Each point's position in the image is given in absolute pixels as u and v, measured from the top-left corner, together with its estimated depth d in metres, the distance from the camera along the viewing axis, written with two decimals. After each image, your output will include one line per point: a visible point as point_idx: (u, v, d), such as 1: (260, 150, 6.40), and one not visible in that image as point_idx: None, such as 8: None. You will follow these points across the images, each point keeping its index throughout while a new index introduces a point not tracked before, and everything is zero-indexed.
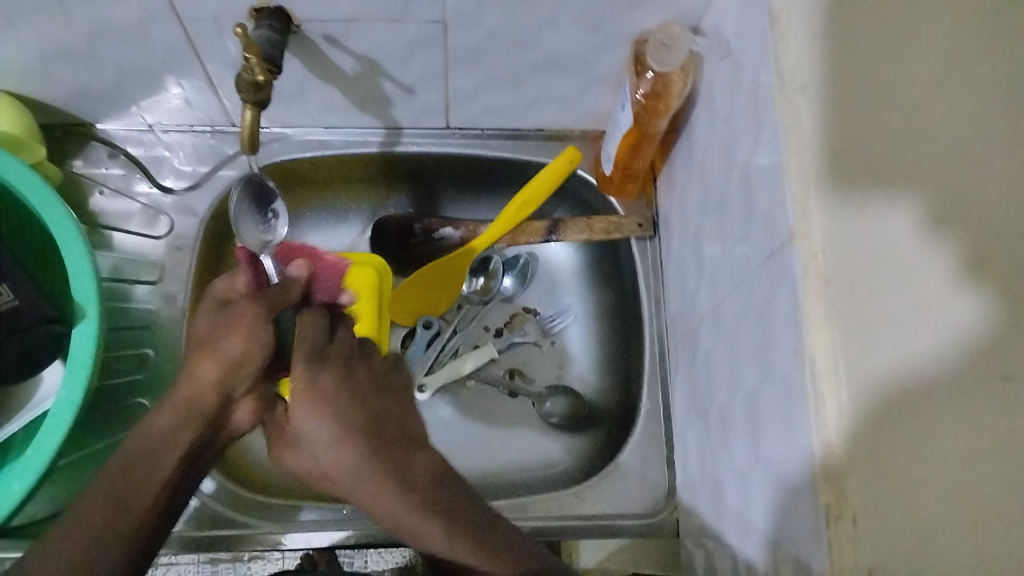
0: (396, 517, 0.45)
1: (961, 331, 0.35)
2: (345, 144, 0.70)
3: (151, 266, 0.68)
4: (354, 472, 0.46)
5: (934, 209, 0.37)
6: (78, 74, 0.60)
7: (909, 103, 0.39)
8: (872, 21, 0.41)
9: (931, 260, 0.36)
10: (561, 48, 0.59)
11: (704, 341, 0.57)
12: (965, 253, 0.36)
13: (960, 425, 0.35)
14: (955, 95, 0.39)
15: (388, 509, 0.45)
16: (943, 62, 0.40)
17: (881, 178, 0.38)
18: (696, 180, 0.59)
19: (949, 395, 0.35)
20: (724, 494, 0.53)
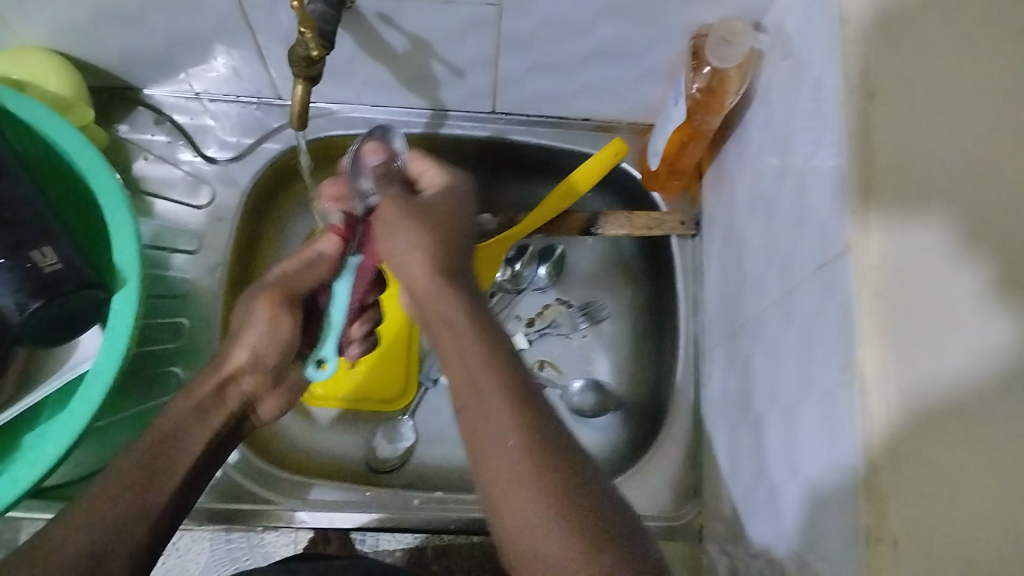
0: (494, 403, 0.42)
1: (1006, 349, 0.34)
2: (389, 124, 0.69)
3: (191, 235, 0.68)
4: (472, 347, 0.43)
5: (985, 226, 0.36)
6: (129, 38, 0.60)
7: (975, 118, 0.38)
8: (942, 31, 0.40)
9: (978, 275, 0.35)
10: (616, 38, 0.57)
11: (743, 346, 0.56)
12: (1012, 269, 0.35)
13: (1002, 446, 0.34)
14: (1020, 113, 0.38)
15: (492, 392, 0.42)
16: (1012, 79, 0.39)
17: (939, 194, 0.37)
18: (746, 181, 0.58)
19: (992, 417, 0.34)
20: (755, 504, 0.52)
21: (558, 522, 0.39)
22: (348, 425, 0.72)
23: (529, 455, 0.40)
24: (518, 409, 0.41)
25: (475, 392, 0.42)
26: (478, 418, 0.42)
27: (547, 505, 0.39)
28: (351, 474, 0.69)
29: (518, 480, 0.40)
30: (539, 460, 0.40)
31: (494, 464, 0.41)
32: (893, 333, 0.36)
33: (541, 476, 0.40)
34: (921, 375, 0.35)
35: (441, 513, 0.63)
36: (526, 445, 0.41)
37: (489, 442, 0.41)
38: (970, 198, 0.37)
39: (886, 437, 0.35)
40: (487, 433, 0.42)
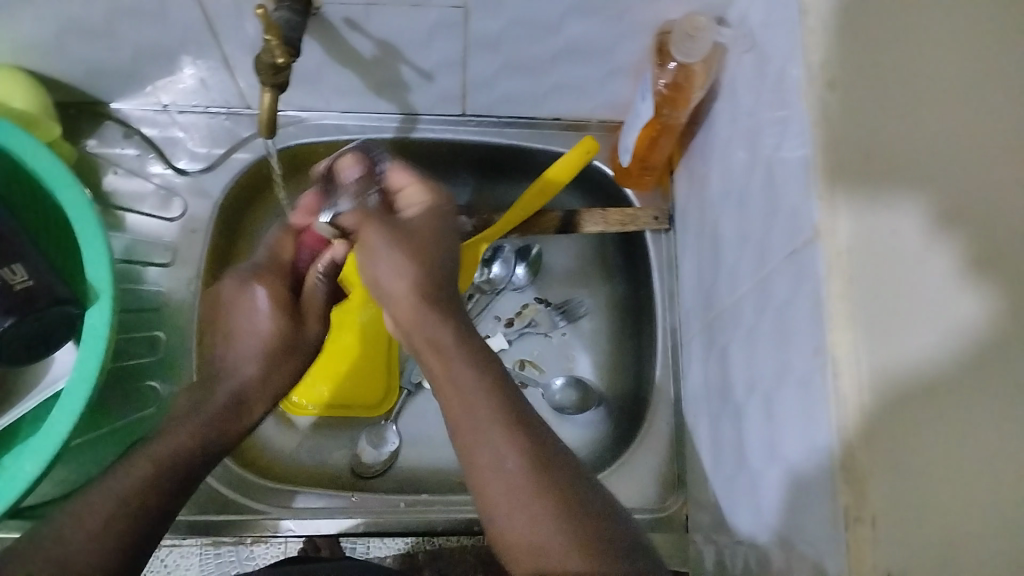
0: (489, 420, 0.45)
1: (969, 330, 0.35)
2: (360, 129, 0.69)
3: (164, 248, 0.67)
4: (465, 367, 0.48)
5: (943, 211, 0.37)
6: (94, 51, 0.59)
7: (927, 104, 0.39)
8: (892, 21, 0.41)
9: (940, 260, 0.36)
10: (582, 37, 0.58)
11: (720, 337, 0.57)
12: (970, 253, 0.36)
13: (971, 426, 0.35)
14: (969, 98, 0.39)
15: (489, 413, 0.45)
16: (962, 65, 0.40)
17: (897, 180, 0.38)
18: (715, 173, 0.58)
19: (958, 396, 0.35)
20: (736, 491, 0.53)
21: (559, 529, 0.41)
22: (331, 428, 0.72)
23: (528, 466, 0.43)
24: (513, 423, 0.45)
25: (471, 412, 0.46)
26: (474, 436, 0.45)
27: (551, 512, 0.41)
28: (337, 479, 0.69)
29: (520, 490, 0.42)
30: (538, 469, 0.43)
31: (493, 476, 0.43)
32: (864, 317, 0.37)
33: (542, 486, 0.42)
34: (893, 354, 0.36)
35: (427, 514, 0.63)
36: (523, 457, 0.44)
37: (486, 456, 0.44)
38: (929, 182, 0.38)
39: (862, 417, 0.36)
40: (484, 448, 0.44)
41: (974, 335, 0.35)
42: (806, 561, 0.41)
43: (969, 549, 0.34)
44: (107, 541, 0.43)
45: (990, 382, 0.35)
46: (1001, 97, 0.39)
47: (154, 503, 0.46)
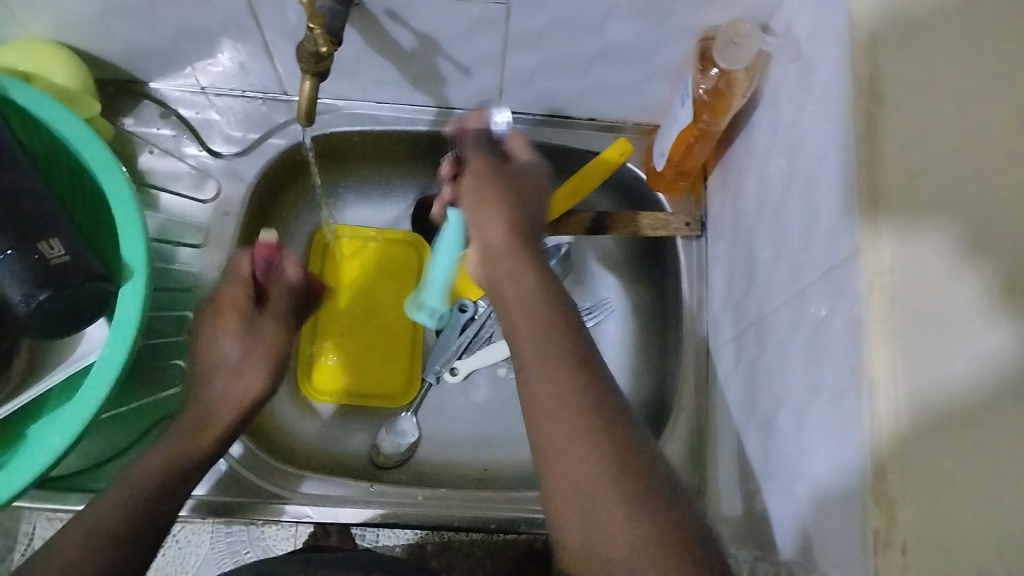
0: (572, 424, 0.39)
1: (998, 359, 0.33)
2: (395, 120, 0.69)
3: (196, 229, 0.68)
4: (544, 361, 0.41)
5: (975, 234, 0.35)
6: (136, 31, 0.60)
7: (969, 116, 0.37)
8: (942, 28, 0.39)
9: (964, 284, 0.35)
10: (624, 38, 0.57)
11: (748, 348, 0.57)
12: (1002, 278, 0.34)
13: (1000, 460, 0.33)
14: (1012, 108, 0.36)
15: (568, 391, 0.40)
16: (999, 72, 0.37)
17: (938, 201, 0.37)
18: (752, 182, 0.58)
19: (991, 427, 0.33)
20: (760, 503, 0.52)
21: (647, 552, 0.36)
22: (348, 415, 0.72)
23: (616, 477, 0.38)
24: (590, 409, 0.39)
25: (550, 411, 0.39)
26: (555, 439, 0.39)
27: (637, 530, 0.37)
28: (353, 468, 0.69)
29: (604, 505, 0.37)
30: (622, 482, 0.38)
31: (576, 477, 0.38)
32: (904, 336, 0.36)
33: (628, 503, 0.37)
34: (929, 378, 0.35)
35: (443, 508, 0.63)
36: (611, 468, 0.38)
37: (567, 462, 0.38)
38: (964, 204, 0.36)
39: (899, 445, 0.36)
40: (561, 453, 0.39)
41: (1001, 364, 0.33)
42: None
43: None
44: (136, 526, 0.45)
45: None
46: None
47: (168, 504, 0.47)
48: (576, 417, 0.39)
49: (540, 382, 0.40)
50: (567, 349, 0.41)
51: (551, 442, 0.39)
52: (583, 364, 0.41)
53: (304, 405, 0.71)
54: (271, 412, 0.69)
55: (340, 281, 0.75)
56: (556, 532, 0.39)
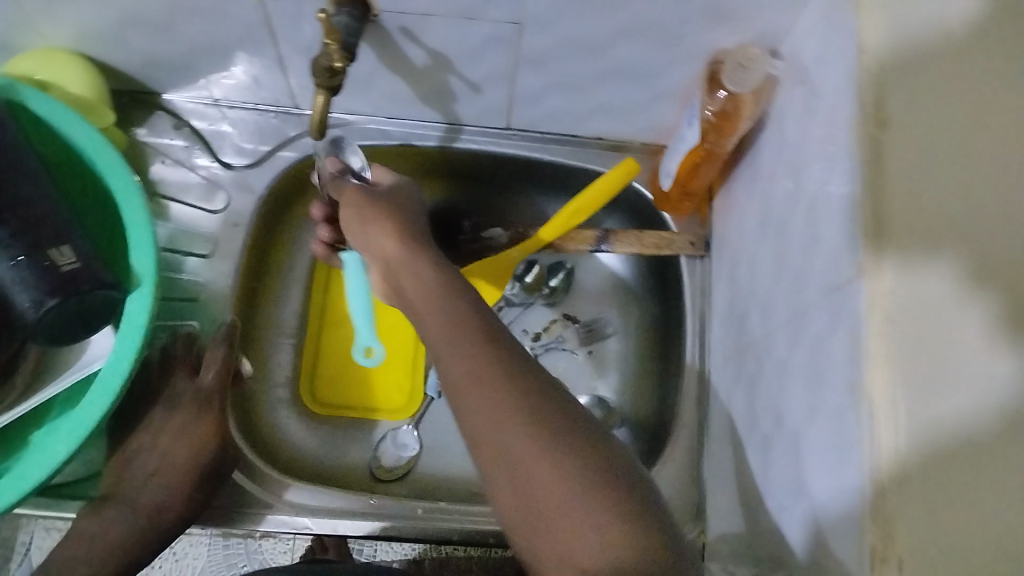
0: (493, 387, 0.41)
1: (993, 391, 0.34)
2: (404, 135, 0.70)
3: (204, 240, 0.68)
4: (454, 345, 0.44)
5: (975, 268, 0.36)
6: (152, 42, 0.61)
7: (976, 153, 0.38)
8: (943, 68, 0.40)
9: (966, 315, 0.35)
10: (633, 59, 0.58)
11: (750, 367, 0.57)
12: (1002, 311, 0.34)
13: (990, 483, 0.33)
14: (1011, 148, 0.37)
15: (502, 395, 0.41)
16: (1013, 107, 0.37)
17: (927, 238, 0.37)
18: (757, 203, 0.58)
19: (981, 454, 0.33)
20: (759, 523, 0.52)
21: (572, 492, 0.39)
22: (349, 426, 0.72)
23: (537, 429, 0.40)
24: (527, 408, 0.41)
25: (472, 382, 0.42)
26: (480, 409, 0.41)
27: (561, 473, 0.39)
28: (354, 481, 0.69)
29: (528, 456, 0.40)
30: (560, 459, 0.40)
31: (526, 480, 0.39)
32: (905, 356, 0.36)
33: (550, 448, 0.40)
34: (928, 398, 0.35)
35: (442, 522, 0.63)
36: (532, 420, 0.41)
37: (492, 426, 0.41)
38: (968, 239, 0.36)
39: (896, 469, 0.35)
40: (490, 420, 0.41)
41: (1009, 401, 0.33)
42: None
43: None
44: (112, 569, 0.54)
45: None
46: None
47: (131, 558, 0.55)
48: (511, 419, 0.41)
49: (475, 390, 0.42)
50: (488, 354, 0.43)
51: (495, 451, 0.40)
52: (513, 369, 0.42)
53: (306, 416, 0.72)
54: (273, 423, 0.70)
55: (347, 295, 0.76)
56: (491, 496, 0.41)
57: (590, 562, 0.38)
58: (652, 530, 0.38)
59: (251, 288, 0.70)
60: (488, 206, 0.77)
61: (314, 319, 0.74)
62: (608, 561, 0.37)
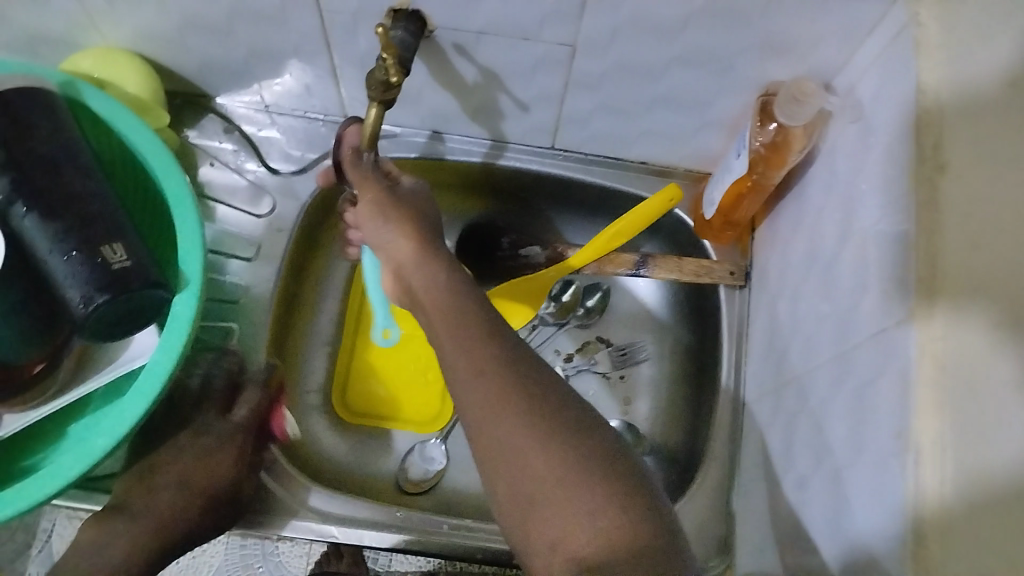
0: (488, 377, 0.42)
1: None
2: (449, 150, 0.70)
3: (248, 243, 0.69)
4: (456, 343, 0.44)
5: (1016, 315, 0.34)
6: (210, 47, 0.62)
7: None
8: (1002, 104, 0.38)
9: (1005, 365, 0.34)
10: (683, 87, 0.58)
11: (789, 403, 0.56)
12: None
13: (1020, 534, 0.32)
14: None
15: (501, 386, 0.41)
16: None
17: (984, 284, 0.36)
18: (803, 237, 0.58)
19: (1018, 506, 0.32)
20: (792, 563, 0.51)
21: (564, 479, 0.39)
22: (376, 436, 0.72)
23: (531, 418, 0.40)
24: (526, 400, 0.41)
25: (470, 374, 0.42)
26: (476, 400, 0.42)
27: (553, 460, 0.39)
28: (379, 492, 0.69)
29: (522, 445, 0.40)
30: (559, 449, 0.39)
31: (523, 472, 0.39)
32: (952, 406, 0.36)
33: (543, 436, 0.40)
34: (971, 450, 0.35)
35: (467, 539, 0.63)
36: (527, 408, 0.41)
37: (487, 415, 0.41)
38: (1017, 288, 0.34)
39: (942, 521, 0.35)
40: (486, 410, 0.41)
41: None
42: None
43: None
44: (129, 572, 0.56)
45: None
46: None
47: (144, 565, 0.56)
48: (508, 411, 0.41)
49: (475, 387, 0.42)
50: (499, 352, 0.43)
51: (495, 444, 0.41)
52: (518, 366, 0.43)
53: (336, 423, 0.72)
54: (304, 429, 0.70)
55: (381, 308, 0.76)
56: (489, 487, 0.41)
57: (582, 547, 0.37)
58: (646, 522, 0.38)
59: (290, 293, 0.71)
60: (526, 223, 0.77)
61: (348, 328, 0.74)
62: (598, 548, 0.37)
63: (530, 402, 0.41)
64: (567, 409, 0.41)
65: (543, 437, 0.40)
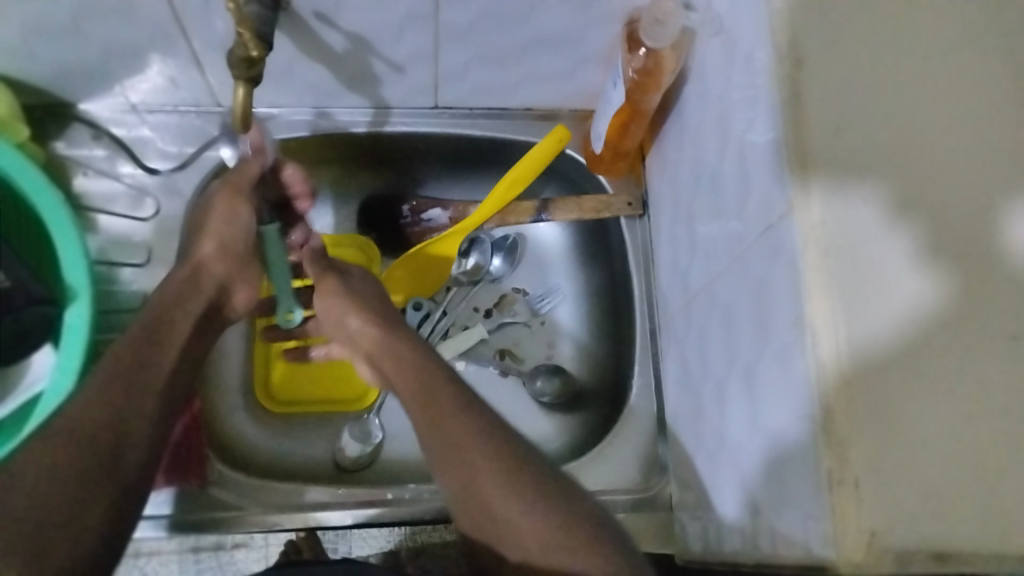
0: (464, 440, 0.48)
1: (917, 307, 0.37)
2: (333, 124, 0.69)
3: (139, 248, 0.67)
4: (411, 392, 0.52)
5: (899, 199, 0.38)
6: (59, 51, 0.59)
7: (875, 90, 0.40)
8: (844, 6, 0.42)
9: (889, 240, 0.38)
10: (551, 26, 0.58)
11: (697, 317, 0.58)
12: (922, 237, 0.37)
13: (919, 390, 0.36)
14: (895, 79, 0.40)
15: (472, 451, 0.48)
16: (894, 41, 0.41)
17: (856, 165, 0.39)
18: (687, 156, 0.60)
19: (914, 361, 0.36)
20: (719, 467, 0.54)
21: (550, 542, 0.45)
22: (308, 422, 0.72)
23: (512, 481, 0.47)
24: (500, 460, 0.47)
25: (455, 453, 0.48)
26: (458, 466, 0.48)
27: (538, 523, 0.45)
28: (321, 474, 0.69)
29: (507, 508, 0.46)
30: (533, 502, 0.46)
31: (506, 531, 0.46)
32: (842, 285, 0.38)
33: (525, 501, 0.46)
34: (867, 322, 0.37)
35: (414, 503, 0.64)
36: (507, 477, 0.47)
37: (473, 483, 0.47)
38: (884, 173, 0.39)
39: (842, 386, 0.37)
40: (469, 477, 0.47)
41: (923, 310, 0.37)
42: (786, 524, 0.43)
43: (954, 515, 0.35)
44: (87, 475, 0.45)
45: (959, 355, 0.36)
46: (935, 79, 0.40)
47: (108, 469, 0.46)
48: (485, 475, 0.47)
49: (445, 447, 0.49)
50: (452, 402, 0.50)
51: (477, 509, 0.47)
52: (476, 421, 0.49)
53: (264, 415, 0.71)
54: (233, 426, 0.69)
55: None
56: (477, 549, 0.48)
57: None
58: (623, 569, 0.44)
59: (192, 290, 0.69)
60: (422, 186, 0.77)
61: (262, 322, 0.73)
62: None
63: (503, 466, 0.47)
64: (548, 480, 0.47)
65: (518, 496, 0.46)
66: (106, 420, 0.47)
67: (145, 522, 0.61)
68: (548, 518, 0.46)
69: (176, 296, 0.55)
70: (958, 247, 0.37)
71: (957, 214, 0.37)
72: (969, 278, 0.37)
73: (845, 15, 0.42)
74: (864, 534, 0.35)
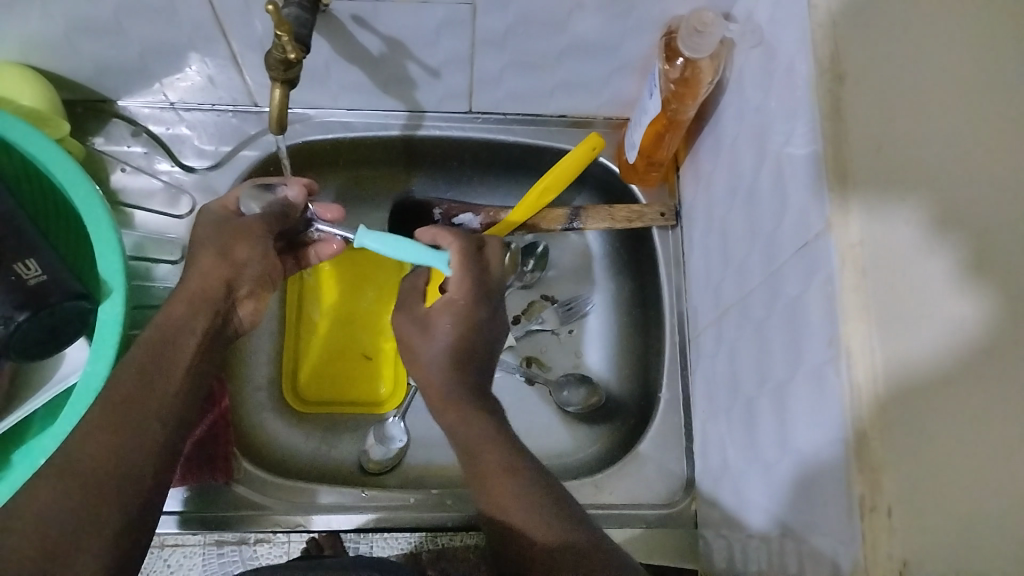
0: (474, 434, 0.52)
1: (964, 330, 0.35)
2: (367, 126, 0.70)
3: (173, 245, 0.68)
4: None
5: (943, 213, 0.37)
6: (101, 48, 0.59)
7: (923, 104, 0.39)
8: (891, 18, 0.41)
9: (933, 259, 0.36)
10: (589, 34, 0.58)
11: (728, 332, 0.57)
12: (967, 254, 0.36)
13: (958, 417, 0.35)
14: (943, 93, 0.39)
15: (481, 439, 0.51)
16: (947, 54, 0.40)
17: (900, 178, 0.38)
18: (723, 168, 0.59)
19: (955, 385, 0.35)
20: (747, 484, 0.53)
21: (549, 524, 0.46)
22: (335, 422, 0.73)
23: (515, 470, 0.49)
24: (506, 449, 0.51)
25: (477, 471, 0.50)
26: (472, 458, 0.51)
27: (538, 507, 0.47)
28: (343, 476, 0.69)
29: (508, 493, 0.48)
30: (530, 486, 0.48)
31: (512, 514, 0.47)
32: (878, 307, 0.37)
33: (525, 487, 0.48)
34: (904, 345, 0.36)
35: (435, 510, 0.64)
36: (510, 465, 0.50)
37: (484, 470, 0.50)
38: (930, 186, 0.37)
39: (876, 410, 0.36)
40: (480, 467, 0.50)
41: (968, 331, 0.35)
42: (816, 548, 0.42)
43: (988, 549, 0.34)
44: (105, 471, 0.45)
45: (1004, 384, 0.35)
46: (984, 93, 0.39)
47: (119, 465, 0.45)
48: (490, 465, 0.50)
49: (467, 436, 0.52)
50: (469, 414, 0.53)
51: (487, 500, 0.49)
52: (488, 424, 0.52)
53: (291, 413, 0.72)
54: (259, 426, 0.70)
55: (321, 300, 0.76)
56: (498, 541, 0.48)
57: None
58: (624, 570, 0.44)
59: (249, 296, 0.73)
60: (454, 192, 0.77)
61: (291, 320, 0.75)
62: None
63: (506, 455, 0.50)
64: (555, 494, 0.49)
65: (519, 481, 0.49)
66: (115, 443, 0.46)
67: (163, 518, 0.62)
68: (546, 502, 0.48)
69: (200, 290, 0.55)
70: (1009, 266, 0.36)
71: (1011, 231, 0.36)
72: (1020, 299, 0.35)
73: (892, 27, 0.41)
74: (896, 564, 0.34)
